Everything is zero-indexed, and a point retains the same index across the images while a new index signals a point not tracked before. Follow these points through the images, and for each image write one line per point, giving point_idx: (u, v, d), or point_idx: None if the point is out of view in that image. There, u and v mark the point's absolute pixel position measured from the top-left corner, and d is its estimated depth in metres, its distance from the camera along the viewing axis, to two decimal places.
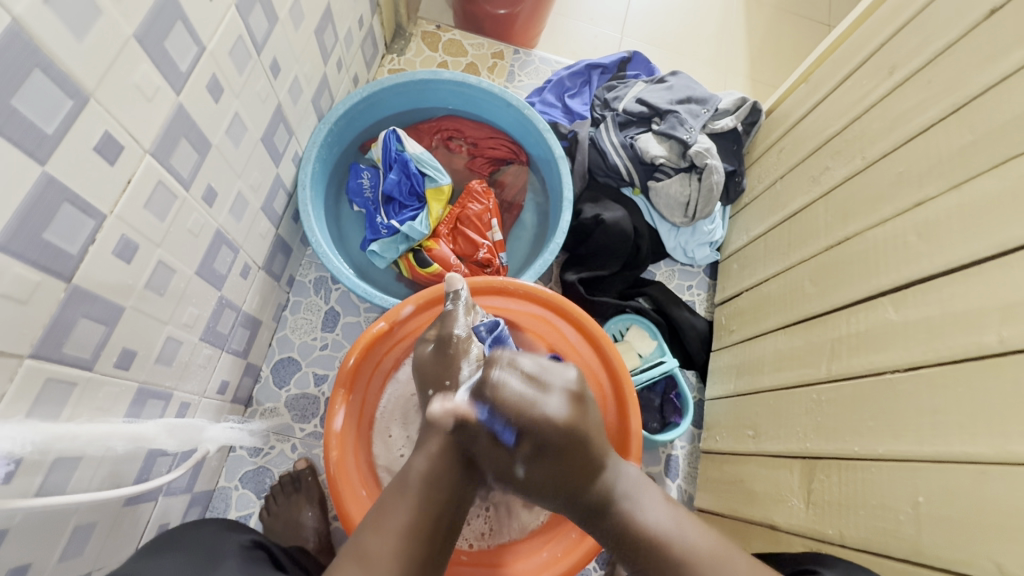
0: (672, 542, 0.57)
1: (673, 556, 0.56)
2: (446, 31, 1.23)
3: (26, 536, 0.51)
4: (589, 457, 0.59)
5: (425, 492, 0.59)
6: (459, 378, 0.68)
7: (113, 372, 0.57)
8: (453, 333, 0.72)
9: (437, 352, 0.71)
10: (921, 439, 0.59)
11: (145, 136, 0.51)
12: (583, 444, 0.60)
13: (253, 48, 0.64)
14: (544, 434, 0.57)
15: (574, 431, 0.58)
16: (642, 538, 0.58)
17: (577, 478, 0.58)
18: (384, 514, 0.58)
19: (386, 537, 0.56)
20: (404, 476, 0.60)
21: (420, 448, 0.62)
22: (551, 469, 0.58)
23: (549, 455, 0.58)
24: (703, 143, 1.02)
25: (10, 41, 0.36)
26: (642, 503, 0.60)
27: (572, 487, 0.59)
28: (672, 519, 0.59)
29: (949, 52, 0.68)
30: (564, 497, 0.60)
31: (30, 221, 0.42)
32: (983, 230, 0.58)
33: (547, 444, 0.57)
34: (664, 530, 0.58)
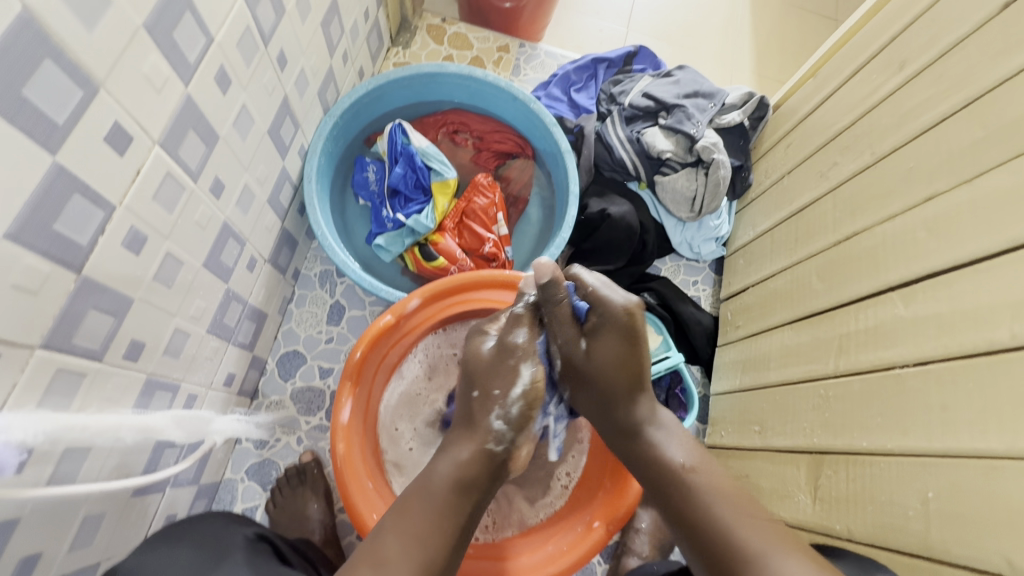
0: (694, 476, 0.61)
1: (697, 486, 0.60)
2: (451, 24, 1.22)
3: (37, 526, 0.51)
4: (639, 364, 0.68)
5: (446, 497, 0.60)
6: (510, 389, 0.68)
7: (122, 364, 0.57)
8: (512, 339, 0.71)
9: (494, 357, 0.70)
10: (931, 435, 0.59)
11: (154, 127, 0.50)
12: (637, 349, 0.68)
13: (260, 40, 0.63)
14: (608, 309, 0.68)
15: (630, 319, 0.67)
16: (669, 467, 0.63)
17: (623, 386, 0.68)
18: (405, 518, 0.58)
19: (405, 544, 0.56)
20: (428, 479, 0.62)
21: (447, 456, 0.64)
22: (616, 349, 0.68)
23: (611, 334, 0.68)
24: (710, 138, 1.01)
25: (20, 30, 0.36)
26: (672, 437, 0.66)
27: (613, 399, 0.68)
28: (696, 455, 0.63)
29: (961, 46, 0.68)
30: (609, 391, 0.68)
31: (40, 212, 0.41)
32: (995, 225, 0.58)
33: (609, 320, 0.68)
34: (689, 465, 0.62)
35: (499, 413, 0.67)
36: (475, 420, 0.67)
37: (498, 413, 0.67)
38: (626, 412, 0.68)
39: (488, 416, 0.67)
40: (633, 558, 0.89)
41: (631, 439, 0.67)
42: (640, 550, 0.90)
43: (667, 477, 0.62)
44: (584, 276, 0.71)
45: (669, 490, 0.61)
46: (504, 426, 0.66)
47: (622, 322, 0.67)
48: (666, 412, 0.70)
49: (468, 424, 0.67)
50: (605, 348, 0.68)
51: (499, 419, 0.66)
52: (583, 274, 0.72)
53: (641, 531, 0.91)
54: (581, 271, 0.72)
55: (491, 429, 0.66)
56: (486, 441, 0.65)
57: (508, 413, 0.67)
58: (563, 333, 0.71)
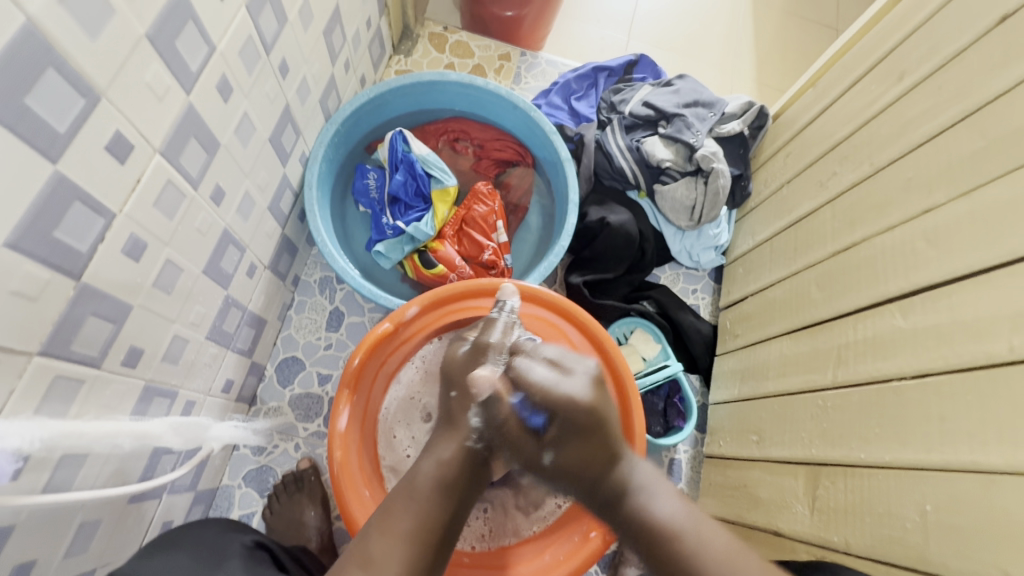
0: (685, 536, 0.55)
1: (686, 551, 0.54)
2: (453, 33, 1.23)
3: (32, 533, 0.51)
4: (603, 443, 0.60)
5: (430, 497, 0.60)
6: (483, 389, 0.67)
7: (120, 370, 0.57)
8: (487, 340, 0.72)
9: (468, 358, 0.71)
10: (929, 446, 0.59)
11: (156, 136, 0.51)
12: (599, 440, 0.60)
13: (262, 48, 0.64)
14: (568, 416, 0.61)
15: (592, 414, 0.61)
16: (656, 533, 0.56)
17: (598, 471, 0.59)
18: (392, 516, 0.58)
19: (392, 541, 0.56)
20: (412, 479, 0.61)
21: (430, 454, 0.64)
22: (579, 450, 0.60)
23: (574, 436, 0.61)
24: (710, 147, 1.02)
25: (23, 40, 0.36)
26: (656, 496, 0.58)
27: (592, 489, 0.60)
28: (686, 512, 0.57)
29: (960, 58, 0.68)
30: (582, 488, 0.60)
31: (40, 221, 0.42)
32: (993, 238, 0.58)
33: (571, 424, 0.61)
34: (676, 524, 0.56)
35: (475, 409, 0.66)
36: (455, 419, 0.66)
37: (474, 410, 0.66)
38: (610, 480, 0.59)
39: (466, 413, 0.66)
40: (630, 567, 0.89)
41: (612, 511, 0.59)
42: None
43: (654, 544, 0.55)
44: (532, 371, 0.64)
45: (655, 557, 0.55)
46: (481, 424, 0.65)
47: (581, 416, 0.61)
48: (645, 464, 0.61)
49: (448, 422, 0.67)
50: (567, 453, 0.61)
51: (476, 416, 0.65)
52: (542, 349, 0.68)
53: None
54: (528, 367, 0.65)
55: (470, 428, 0.65)
56: (466, 439, 0.64)
57: (485, 411, 0.66)
58: (518, 449, 0.64)
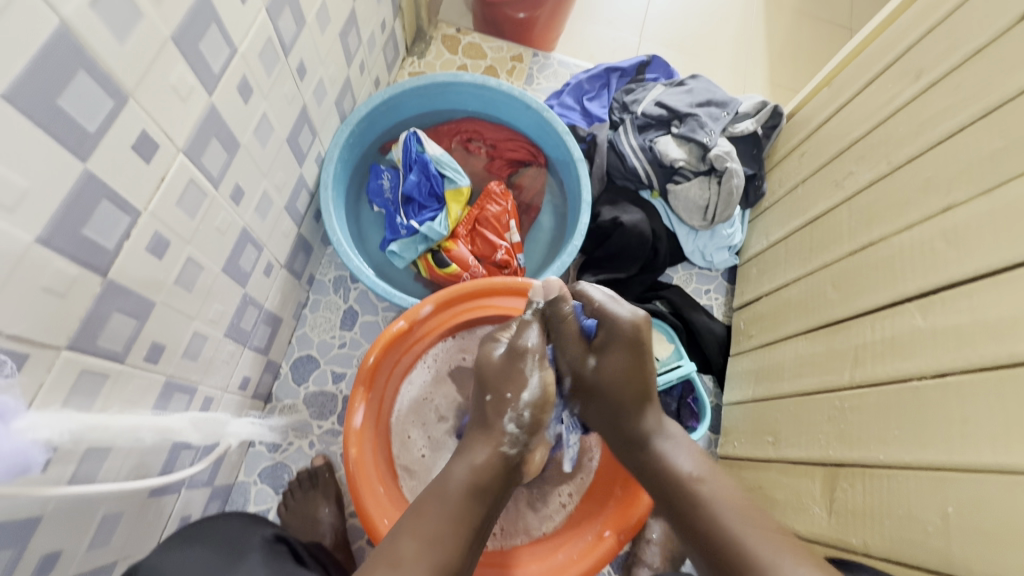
0: (701, 486, 0.61)
1: (703, 495, 0.60)
2: (465, 34, 1.24)
3: (59, 524, 0.52)
4: (643, 368, 0.68)
5: (462, 502, 0.60)
6: (522, 393, 0.68)
7: (143, 366, 0.58)
8: (523, 342, 0.71)
9: (504, 362, 0.70)
10: (950, 448, 0.58)
11: (179, 136, 0.52)
12: (643, 357, 0.68)
13: (281, 50, 0.65)
14: (613, 325, 0.69)
15: (637, 331, 0.68)
16: (676, 476, 0.62)
17: (630, 399, 0.68)
18: (421, 521, 0.58)
19: (423, 547, 0.55)
20: (443, 484, 0.62)
21: (463, 459, 0.65)
22: (623, 362, 0.68)
23: (619, 347, 0.68)
24: (723, 146, 1.02)
25: (56, 42, 0.37)
26: (678, 447, 0.66)
27: (621, 409, 0.68)
28: (706, 467, 0.63)
29: (979, 56, 0.67)
30: (618, 401, 0.68)
31: (70, 218, 0.43)
32: (1013, 237, 0.58)
33: (615, 333, 0.69)
34: (696, 474, 0.62)
35: (513, 415, 0.67)
36: (490, 422, 0.67)
37: (511, 416, 0.67)
38: (634, 425, 0.67)
39: (503, 419, 0.67)
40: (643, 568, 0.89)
41: (638, 451, 0.67)
42: (651, 561, 0.90)
43: (672, 485, 0.62)
44: (591, 293, 0.72)
45: (671, 497, 0.62)
46: (518, 429, 0.66)
47: (620, 326, 0.68)
48: (673, 421, 0.69)
49: (483, 428, 0.67)
50: (610, 365, 0.69)
51: (512, 422, 0.66)
52: (590, 290, 0.73)
53: (652, 541, 0.91)
54: (589, 287, 0.73)
55: (506, 432, 0.66)
56: (501, 444, 0.66)
57: (521, 416, 0.67)
58: (569, 356, 0.72)
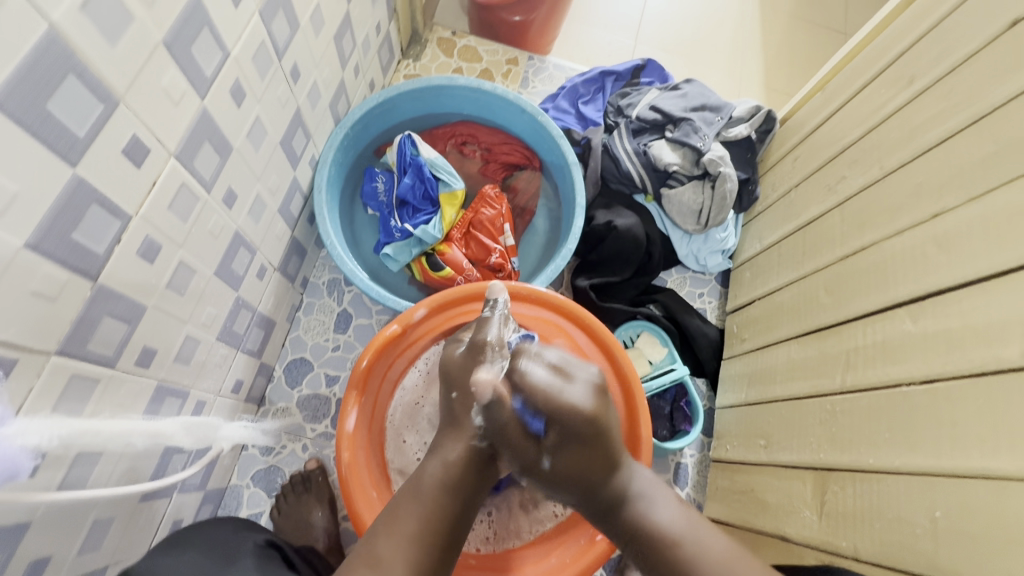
0: (684, 546, 0.59)
1: (686, 556, 0.58)
2: (461, 37, 1.24)
3: (48, 529, 0.52)
4: (607, 452, 0.61)
5: (437, 498, 0.60)
6: (486, 386, 0.66)
7: (134, 370, 0.58)
8: (482, 338, 0.69)
9: (466, 357, 0.69)
10: (939, 453, 0.58)
11: (171, 140, 0.52)
12: (601, 444, 0.61)
13: (274, 53, 0.65)
14: (567, 422, 0.60)
15: (593, 425, 0.60)
16: (655, 540, 0.60)
17: (595, 478, 0.61)
18: (397, 519, 0.59)
19: (398, 543, 0.57)
20: (420, 483, 0.61)
21: (436, 456, 0.64)
22: (580, 458, 0.61)
23: (575, 443, 0.61)
24: (717, 151, 1.02)
25: (46, 46, 0.37)
26: (655, 502, 0.62)
27: (587, 489, 0.61)
28: (684, 521, 0.61)
29: (970, 62, 0.68)
30: (582, 494, 0.62)
31: (60, 222, 0.43)
32: (1002, 243, 0.58)
33: (570, 430, 0.60)
34: (677, 531, 0.60)
35: (480, 410, 0.63)
36: (459, 419, 0.65)
37: (479, 410, 0.63)
38: (605, 494, 0.61)
39: (469, 413, 0.64)
40: (636, 571, 0.89)
41: (610, 518, 0.62)
42: None
43: (651, 547, 0.60)
44: (533, 374, 0.61)
45: (655, 564, 0.59)
46: (485, 423, 0.63)
47: (573, 425, 0.60)
48: (643, 471, 0.64)
49: (453, 423, 0.66)
50: (566, 462, 0.61)
51: (479, 415, 0.63)
52: (543, 353, 0.65)
53: None
54: (530, 367, 0.62)
55: (475, 425, 0.63)
56: (472, 438, 0.63)
57: None
58: (515, 451, 0.62)
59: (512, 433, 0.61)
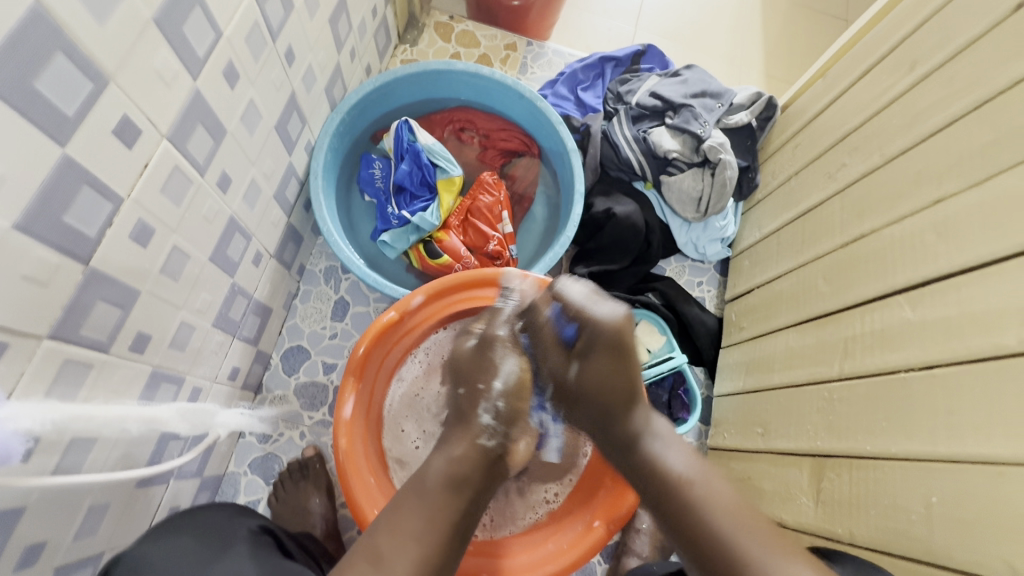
0: (693, 486, 0.58)
1: (695, 496, 0.58)
2: (459, 22, 1.22)
3: (43, 515, 0.51)
4: (628, 371, 0.66)
5: (441, 494, 0.60)
6: (493, 383, 0.68)
7: (128, 356, 0.57)
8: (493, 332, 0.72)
9: (475, 352, 0.72)
10: (936, 439, 0.58)
11: (163, 122, 0.51)
12: (625, 362, 0.66)
13: (268, 35, 0.64)
14: (593, 331, 0.66)
15: (617, 335, 0.65)
16: (667, 478, 0.60)
17: (617, 401, 0.66)
18: (400, 516, 0.58)
19: (403, 543, 0.56)
20: (424, 478, 0.61)
21: (441, 452, 0.64)
22: (606, 367, 0.66)
23: (601, 352, 0.66)
24: (717, 138, 1.01)
25: (33, 22, 0.36)
26: (670, 448, 0.63)
27: (607, 413, 0.66)
28: (698, 466, 0.61)
29: (973, 47, 0.67)
30: (605, 409, 0.66)
31: (49, 204, 0.42)
32: (1002, 230, 0.58)
33: (597, 340, 0.66)
34: (688, 475, 0.60)
35: (487, 406, 0.67)
36: (467, 416, 0.67)
37: (484, 407, 0.67)
38: (623, 427, 0.65)
39: (477, 411, 0.67)
40: (633, 558, 0.89)
41: (628, 452, 0.65)
42: (641, 551, 0.90)
43: (663, 489, 0.60)
44: (568, 294, 0.69)
45: (664, 507, 0.59)
46: (492, 420, 0.67)
47: (597, 334, 0.66)
48: (662, 420, 0.67)
49: (461, 420, 0.67)
50: (593, 372, 0.67)
51: (486, 413, 0.67)
52: (568, 289, 0.70)
53: (642, 531, 0.91)
54: (566, 288, 0.70)
55: (481, 425, 0.66)
56: (478, 437, 0.65)
57: (495, 407, 0.67)
58: (546, 354, 0.71)
59: (549, 353, 0.70)
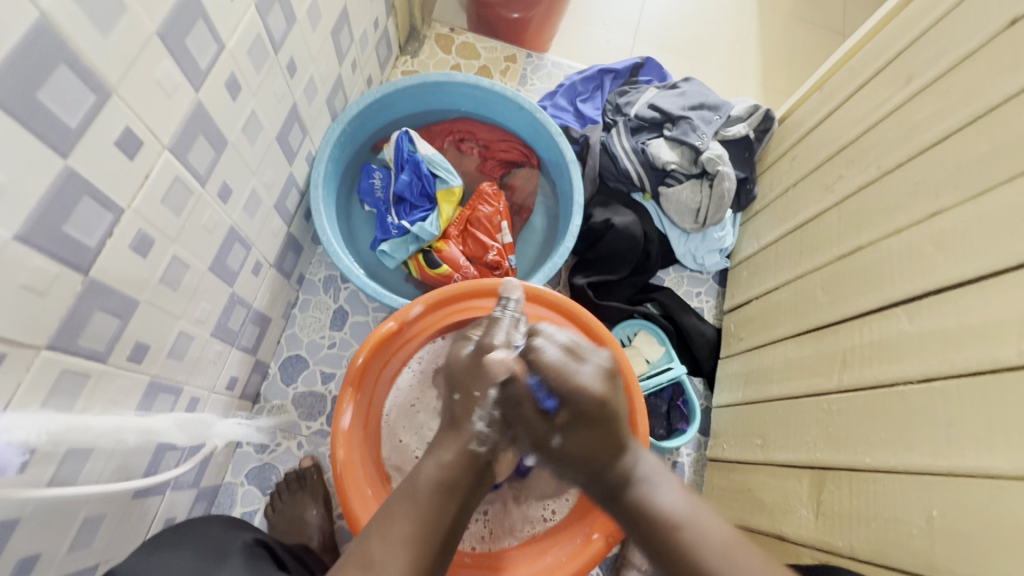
0: (684, 530, 0.57)
1: (689, 541, 0.56)
2: (459, 34, 1.23)
3: (37, 527, 0.51)
4: (613, 433, 0.62)
5: (431, 501, 0.59)
6: (489, 391, 0.65)
7: (126, 365, 0.57)
8: (492, 342, 0.68)
9: (472, 359, 0.68)
10: (935, 452, 0.58)
11: (164, 133, 0.51)
12: (611, 426, 0.62)
13: (271, 47, 0.64)
14: (577, 403, 0.62)
15: (602, 407, 0.62)
16: (657, 523, 0.58)
17: (603, 458, 0.62)
18: (391, 521, 0.57)
19: (392, 545, 0.55)
20: (414, 483, 0.60)
21: (431, 455, 0.62)
22: (588, 436, 0.62)
23: (583, 422, 0.62)
24: (715, 150, 1.02)
25: (36, 35, 0.36)
26: (659, 488, 0.60)
27: (595, 470, 0.62)
28: (688, 505, 0.59)
29: (969, 61, 0.68)
30: (591, 472, 0.63)
31: (50, 215, 0.42)
32: (999, 243, 0.58)
33: (581, 412, 0.62)
34: (680, 517, 0.58)
35: (481, 414, 0.64)
36: (459, 422, 0.64)
37: (480, 415, 0.64)
38: (612, 475, 0.61)
39: (471, 417, 0.64)
40: (632, 571, 0.89)
41: (616, 499, 0.61)
42: (640, 563, 0.90)
43: (655, 534, 0.58)
44: (547, 357, 0.65)
45: (657, 550, 0.58)
46: (486, 427, 0.64)
47: (579, 404, 0.62)
48: (650, 456, 0.64)
49: (452, 426, 0.64)
50: (576, 442, 0.63)
51: (481, 421, 0.64)
52: (546, 350, 0.66)
53: None
54: (543, 350, 0.66)
55: (475, 432, 0.63)
56: (470, 442, 0.63)
57: (490, 415, 0.65)
58: (530, 430, 0.66)
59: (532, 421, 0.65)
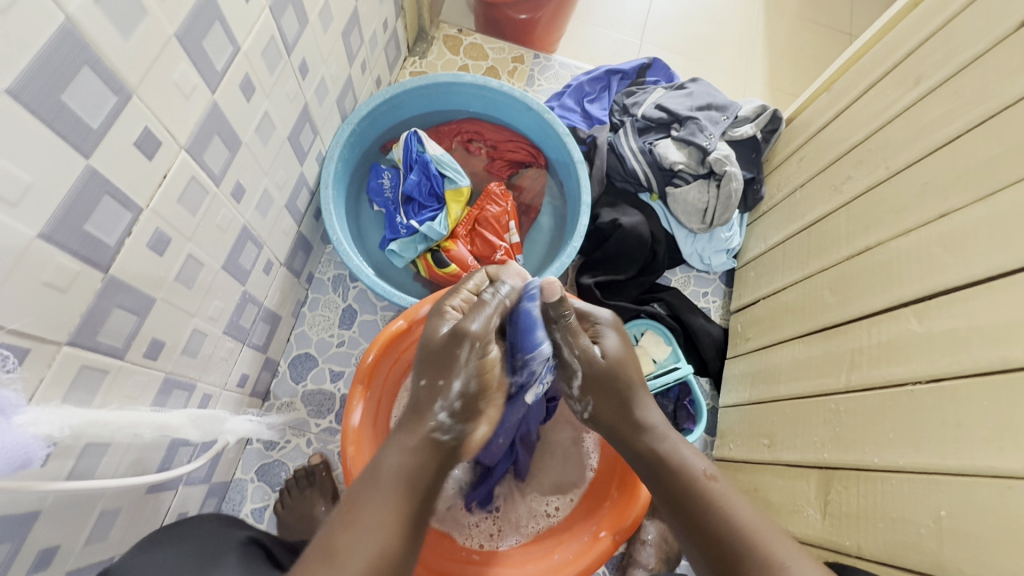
0: (712, 487, 0.61)
1: (716, 498, 0.60)
2: (467, 35, 1.24)
3: (56, 520, 0.52)
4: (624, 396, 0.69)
5: (395, 491, 0.59)
6: (453, 380, 0.66)
7: (143, 362, 0.58)
8: (468, 325, 0.67)
9: (446, 342, 0.67)
10: (944, 453, 0.59)
11: (182, 133, 0.52)
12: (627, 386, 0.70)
13: (284, 48, 0.65)
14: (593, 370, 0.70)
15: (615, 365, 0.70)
16: (687, 484, 0.62)
17: (626, 425, 0.69)
18: (356, 511, 0.57)
19: (358, 535, 0.55)
20: (378, 470, 0.61)
21: (394, 442, 0.63)
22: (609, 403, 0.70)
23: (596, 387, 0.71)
24: (723, 150, 1.02)
25: (61, 38, 0.37)
26: (684, 454, 0.66)
27: (619, 431, 0.69)
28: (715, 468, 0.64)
29: (977, 63, 0.68)
30: (620, 440, 0.69)
31: (72, 214, 0.43)
32: (1007, 244, 0.58)
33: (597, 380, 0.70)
34: (708, 476, 0.62)
35: (443, 405, 0.65)
36: (422, 410, 0.65)
37: (443, 406, 0.65)
38: (641, 443, 0.67)
39: (434, 406, 0.65)
40: (638, 569, 0.89)
41: (647, 469, 0.66)
42: (646, 562, 0.90)
43: (686, 493, 0.61)
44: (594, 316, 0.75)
45: (685, 509, 0.61)
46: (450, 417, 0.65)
47: (600, 369, 0.70)
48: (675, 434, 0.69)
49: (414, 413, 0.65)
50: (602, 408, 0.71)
51: (443, 410, 0.65)
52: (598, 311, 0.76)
53: (647, 543, 0.92)
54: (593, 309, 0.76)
55: (438, 420, 0.64)
56: (431, 430, 0.64)
57: (453, 405, 0.65)
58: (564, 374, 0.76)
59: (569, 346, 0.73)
